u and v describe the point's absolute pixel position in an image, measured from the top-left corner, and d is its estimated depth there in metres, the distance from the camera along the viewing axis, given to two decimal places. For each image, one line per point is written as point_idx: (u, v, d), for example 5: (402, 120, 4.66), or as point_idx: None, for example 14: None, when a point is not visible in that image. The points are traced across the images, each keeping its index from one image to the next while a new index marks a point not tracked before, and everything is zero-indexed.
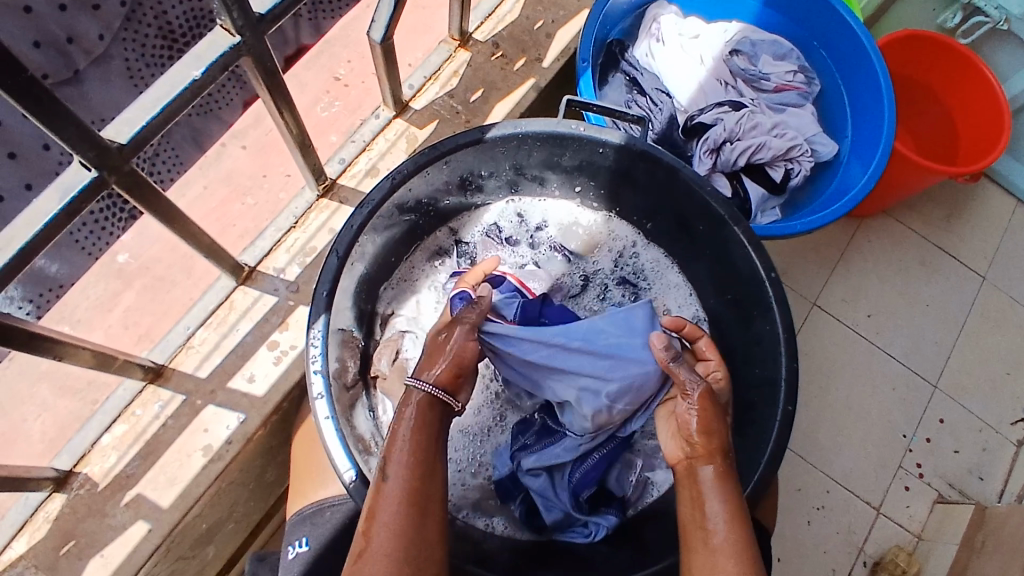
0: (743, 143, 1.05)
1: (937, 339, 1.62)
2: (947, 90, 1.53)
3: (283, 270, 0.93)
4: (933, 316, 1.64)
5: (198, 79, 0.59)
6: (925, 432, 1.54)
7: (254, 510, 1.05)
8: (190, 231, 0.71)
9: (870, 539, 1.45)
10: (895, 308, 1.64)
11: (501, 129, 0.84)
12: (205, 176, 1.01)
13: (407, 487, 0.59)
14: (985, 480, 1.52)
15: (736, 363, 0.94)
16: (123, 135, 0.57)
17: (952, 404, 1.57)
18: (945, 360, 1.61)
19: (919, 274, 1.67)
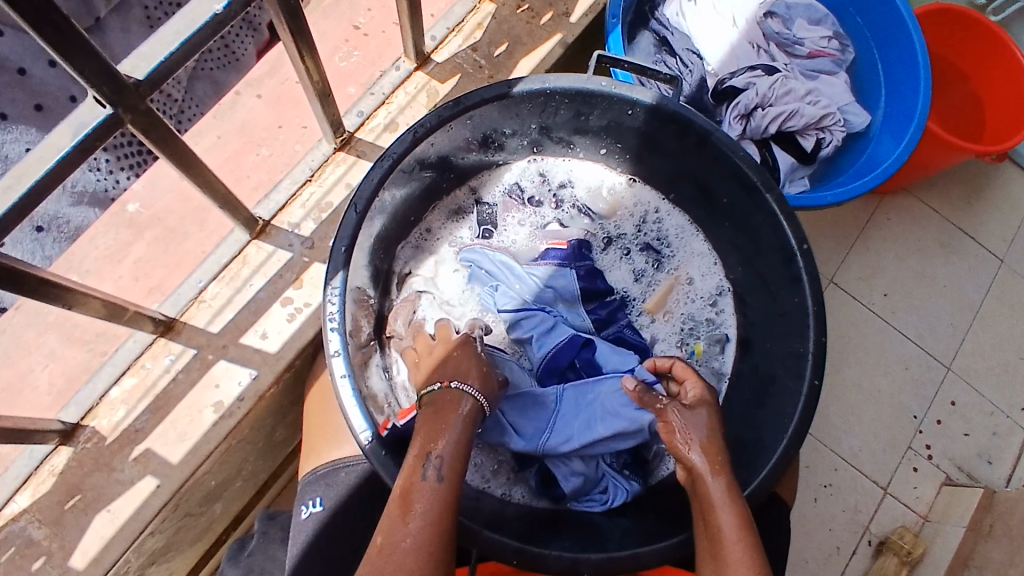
0: (775, 109, 1.01)
1: (952, 321, 1.60)
2: (971, 66, 1.47)
3: (298, 225, 0.90)
4: (949, 298, 1.62)
5: (220, 14, 0.56)
6: (935, 415, 1.52)
7: (262, 469, 1.04)
8: (205, 178, 0.68)
9: (876, 519, 1.44)
10: (912, 288, 1.61)
11: (528, 83, 0.81)
12: (219, 125, 0.97)
13: (444, 486, 0.61)
14: (994, 464, 1.51)
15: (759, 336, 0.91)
16: (140, 71, 0.54)
17: (965, 387, 1.56)
18: (960, 343, 1.59)
19: (938, 255, 1.65)
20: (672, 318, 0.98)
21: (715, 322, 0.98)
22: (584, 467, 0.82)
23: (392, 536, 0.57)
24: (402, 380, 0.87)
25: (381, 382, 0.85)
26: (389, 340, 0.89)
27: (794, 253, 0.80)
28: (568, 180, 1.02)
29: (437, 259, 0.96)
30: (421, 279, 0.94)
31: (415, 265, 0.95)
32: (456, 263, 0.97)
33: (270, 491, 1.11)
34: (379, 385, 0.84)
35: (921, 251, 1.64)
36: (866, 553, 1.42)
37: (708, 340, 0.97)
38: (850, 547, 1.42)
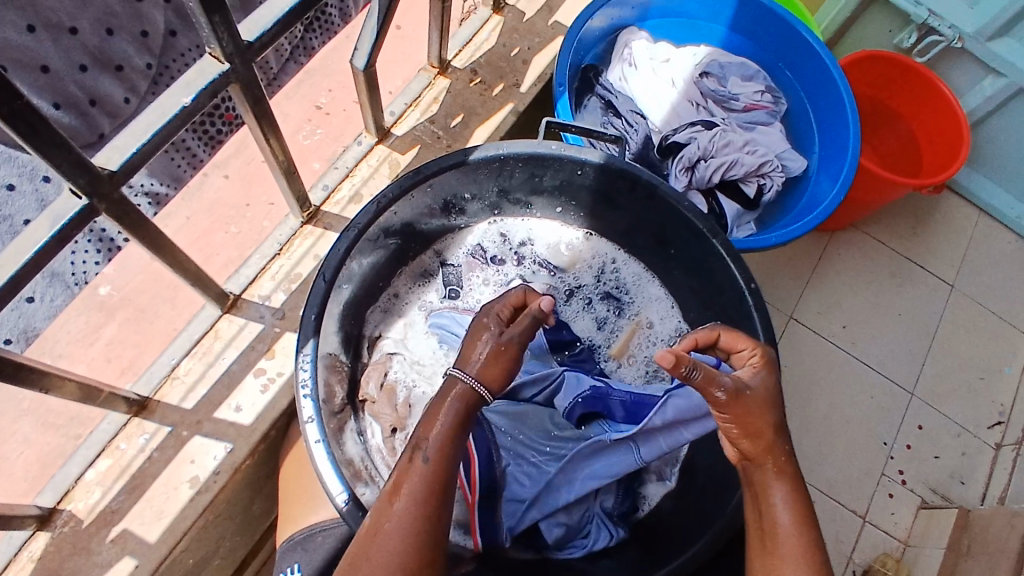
0: (717, 161, 1.08)
1: (910, 347, 1.66)
2: (906, 107, 1.58)
3: (268, 297, 0.93)
4: (906, 325, 1.69)
5: (187, 105, 0.61)
6: (905, 439, 1.57)
7: (240, 545, 1.03)
8: (177, 258, 0.71)
9: (859, 548, 1.45)
10: (869, 318, 1.68)
11: (483, 151, 0.87)
12: (188, 206, 1.01)
13: (435, 470, 0.59)
14: (967, 484, 1.54)
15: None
16: (113, 162, 0.57)
17: (930, 411, 1.61)
18: (920, 368, 1.65)
19: (890, 285, 1.72)
20: (636, 362, 1.00)
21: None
22: (567, 517, 0.83)
23: (383, 522, 0.56)
24: (377, 442, 0.88)
25: (357, 446, 0.85)
26: (363, 404, 0.91)
27: (743, 293, 0.85)
28: (528, 237, 1.07)
29: (404, 322, 0.99)
30: (390, 342, 0.97)
31: (385, 328, 0.97)
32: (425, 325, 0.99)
33: (249, 566, 1.09)
34: (355, 448, 0.84)
35: (874, 282, 1.72)
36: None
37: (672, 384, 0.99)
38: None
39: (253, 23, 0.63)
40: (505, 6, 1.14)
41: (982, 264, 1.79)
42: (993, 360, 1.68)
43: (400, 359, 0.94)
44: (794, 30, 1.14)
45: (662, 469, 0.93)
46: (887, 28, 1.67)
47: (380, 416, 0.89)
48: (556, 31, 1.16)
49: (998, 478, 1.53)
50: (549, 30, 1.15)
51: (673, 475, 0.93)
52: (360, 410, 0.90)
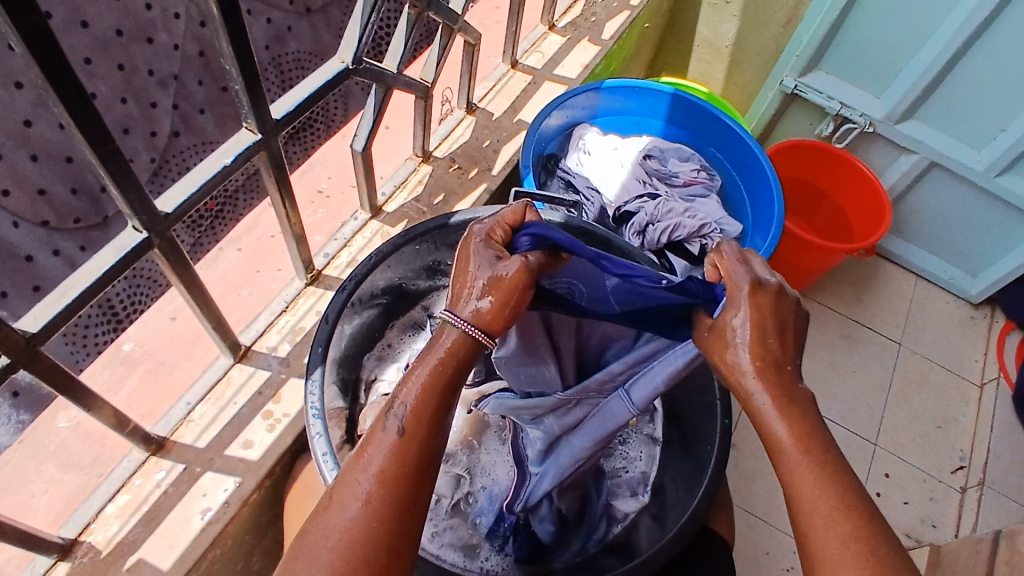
0: (663, 224, 1.27)
1: (867, 400, 1.79)
2: (832, 187, 1.81)
3: (275, 348, 1.05)
4: (861, 380, 1.82)
5: (227, 165, 0.77)
6: (874, 487, 1.64)
7: None
8: (206, 298, 0.84)
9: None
10: (826, 375, 1.81)
11: (465, 215, 1.03)
12: (205, 275, 1.15)
13: (401, 439, 0.62)
14: (938, 527, 1.60)
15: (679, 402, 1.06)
16: (169, 204, 0.72)
17: (894, 459, 1.70)
18: (880, 420, 1.76)
19: (842, 345, 1.88)
20: None
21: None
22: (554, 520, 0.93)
23: (344, 492, 0.60)
24: None
25: None
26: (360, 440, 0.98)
27: None
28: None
29: (397, 368, 1.10)
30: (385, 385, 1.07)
31: (380, 371, 1.09)
32: None
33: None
34: None
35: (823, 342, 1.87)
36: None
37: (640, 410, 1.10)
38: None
39: (283, 104, 0.82)
40: (477, 109, 1.37)
41: (923, 323, 1.96)
42: (946, 409, 1.80)
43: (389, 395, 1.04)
44: (719, 120, 1.37)
45: (635, 487, 1.02)
46: (807, 123, 1.94)
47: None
48: (521, 126, 1.38)
49: (966, 519, 1.60)
50: (514, 126, 1.37)
51: (646, 492, 1.01)
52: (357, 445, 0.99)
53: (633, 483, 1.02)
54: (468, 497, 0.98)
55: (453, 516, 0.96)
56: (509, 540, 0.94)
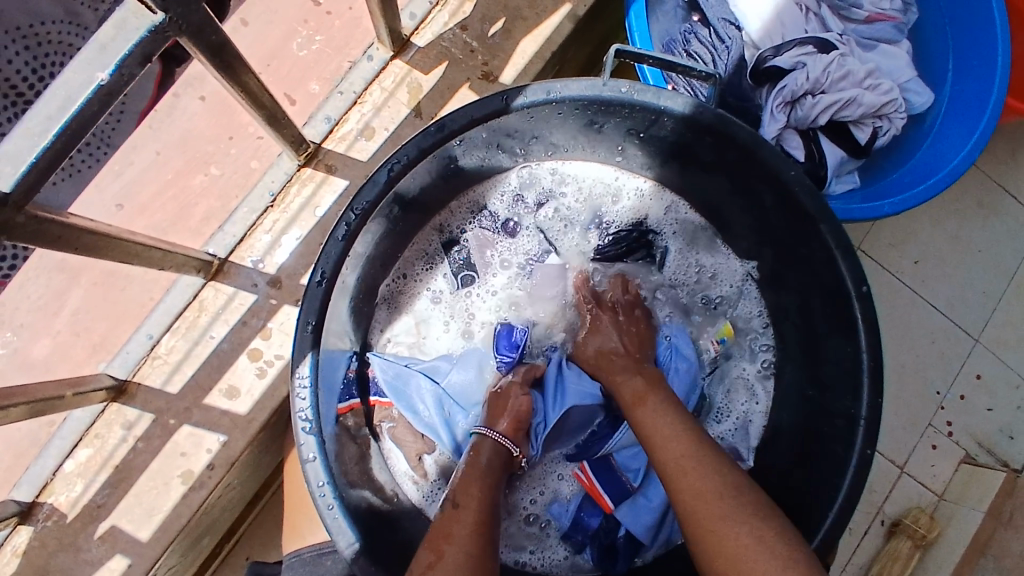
0: (829, 97, 0.84)
1: (982, 284, 1.13)
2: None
3: (261, 260, 0.76)
4: (984, 266, 1.13)
5: (106, 82, 0.41)
6: (959, 386, 1.10)
7: (248, 486, 0.88)
8: (127, 249, 0.56)
9: (889, 498, 1.07)
10: (949, 253, 1.13)
11: (530, 95, 0.64)
12: (158, 138, 0.83)
13: (481, 518, 0.60)
14: (1017, 439, 1.10)
15: (795, 362, 0.79)
16: (4, 178, 0.41)
17: (994, 361, 1.12)
18: (990, 315, 1.13)
19: (971, 212, 1.15)
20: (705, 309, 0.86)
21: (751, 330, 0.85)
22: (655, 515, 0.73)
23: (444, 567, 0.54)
24: (402, 466, 0.77)
25: (382, 471, 0.75)
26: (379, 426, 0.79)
27: (849, 297, 0.65)
28: (568, 184, 0.86)
29: (412, 318, 0.84)
30: (401, 347, 0.83)
31: (389, 328, 0.83)
32: (439, 318, 0.85)
33: (223, 549, 0.94)
34: (381, 473, 0.75)
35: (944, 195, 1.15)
36: (878, 534, 1.06)
37: (746, 330, 0.85)
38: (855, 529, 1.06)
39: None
40: None
41: None
42: None
43: (409, 366, 0.79)
44: None
45: (739, 447, 0.82)
46: None
47: (403, 443, 0.77)
48: None
49: None
50: None
51: (752, 454, 0.82)
52: (379, 430, 0.78)
53: (736, 433, 0.83)
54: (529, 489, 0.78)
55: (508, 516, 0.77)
56: (588, 547, 0.75)
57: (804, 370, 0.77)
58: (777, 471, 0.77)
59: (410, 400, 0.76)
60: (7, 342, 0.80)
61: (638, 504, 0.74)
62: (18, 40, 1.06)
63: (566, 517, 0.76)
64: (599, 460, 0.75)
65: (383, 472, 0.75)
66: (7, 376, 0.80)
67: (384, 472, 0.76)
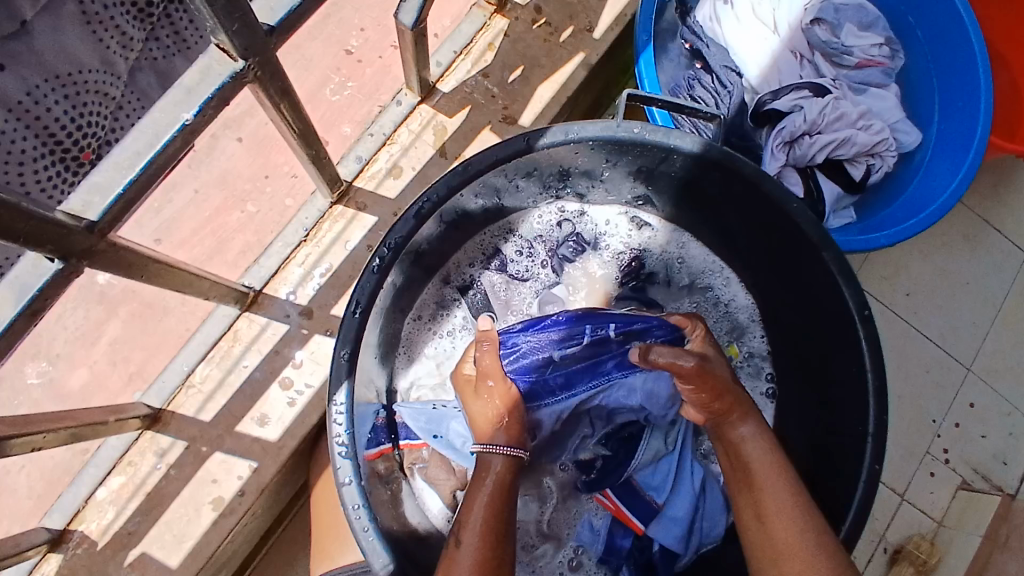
0: (826, 137, 0.90)
1: (971, 316, 1.18)
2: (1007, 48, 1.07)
3: (294, 292, 0.80)
4: (972, 299, 1.19)
5: (190, 121, 0.45)
6: (955, 415, 1.14)
7: (268, 515, 0.89)
8: (184, 278, 0.59)
9: (891, 526, 1.09)
10: (937, 285, 1.19)
11: (552, 136, 0.68)
12: (196, 176, 0.87)
13: (482, 555, 0.56)
14: (1010, 465, 1.13)
15: (799, 383, 0.84)
16: (93, 209, 0.44)
17: (988, 391, 1.16)
18: (980, 344, 1.17)
19: (956, 247, 1.20)
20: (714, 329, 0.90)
21: (757, 352, 0.90)
22: (685, 521, 0.74)
23: None
24: (432, 503, 0.79)
25: (415, 508, 0.77)
26: (411, 466, 0.80)
27: (854, 322, 0.69)
28: (574, 224, 0.92)
29: (430, 360, 0.86)
30: (424, 390, 0.85)
31: (410, 366, 0.86)
32: (460, 354, 0.87)
33: None
34: (413, 509, 0.77)
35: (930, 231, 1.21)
36: (881, 562, 1.08)
37: (749, 350, 0.90)
38: (859, 556, 1.08)
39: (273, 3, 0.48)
40: None
41: None
42: None
43: (438, 408, 0.80)
44: None
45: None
46: None
47: (436, 483, 0.78)
48: None
49: None
50: None
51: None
52: (410, 472, 0.80)
53: None
54: (559, 518, 0.79)
55: (547, 540, 0.79)
56: (625, 567, 0.76)
57: (809, 390, 0.81)
58: None
59: (446, 438, 0.77)
60: (43, 372, 0.83)
61: (667, 519, 0.74)
62: (57, 87, 1.05)
63: (599, 541, 0.77)
64: (621, 484, 0.76)
65: (416, 512, 0.77)
66: (43, 406, 0.82)
67: (419, 512, 0.78)
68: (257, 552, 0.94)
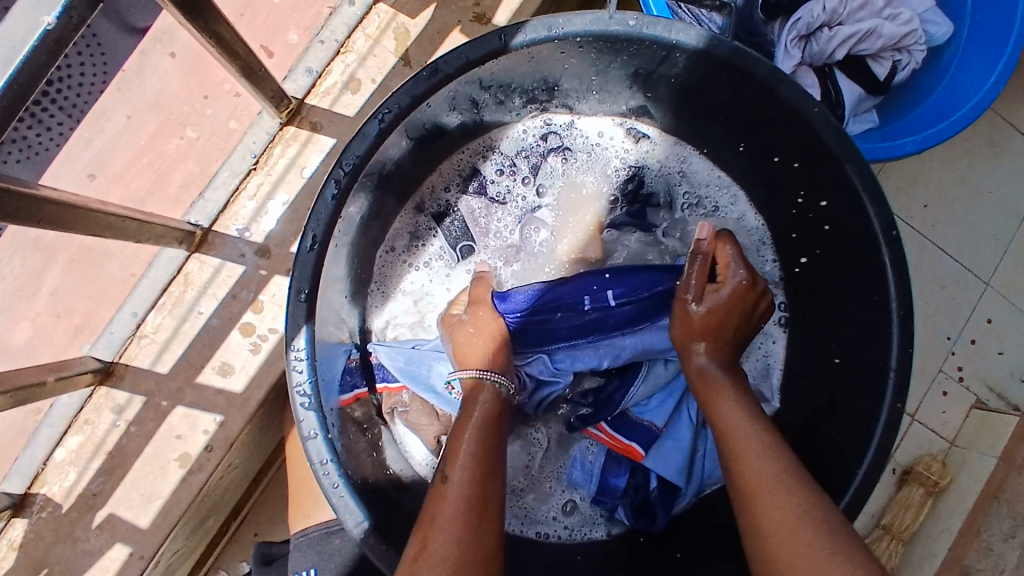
0: (847, 28, 0.79)
1: (992, 226, 1.09)
2: None
3: (247, 228, 0.71)
4: (998, 208, 1.09)
5: (54, 27, 0.38)
6: (972, 331, 1.06)
7: (253, 460, 0.83)
8: (99, 220, 0.51)
9: (900, 446, 1.04)
10: (959, 194, 1.09)
11: (530, 33, 0.57)
12: (127, 102, 0.80)
13: (473, 487, 0.50)
14: None
15: (810, 311, 0.76)
16: None
17: (1009, 306, 1.08)
18: (999, 258, 1.08)
19: (982, 153, 1.10)
20: None
21: (768, 277, 0.82)
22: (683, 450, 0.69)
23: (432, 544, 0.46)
24: (412, 450, 0.73)
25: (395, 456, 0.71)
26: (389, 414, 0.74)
27: (878, 242, 0.61)
28: (562, 141, 0.82)
29: (407, 297, 0.79)
30: (401, 329, 0.78)
31: (386, 302, 0.78)
32: (439, 279, 0.80)
33: (231, 526, 0.88)
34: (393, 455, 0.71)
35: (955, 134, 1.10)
36: (889, 483, 1.04)
37: (761, 279, 0.81)
38: None
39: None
40: None
41: None
42: None
43: (416, 347, 0.73)
44: None
45: (760, 386, 0.80)
46: None
47: (418, 428, 0.72)
48: None
49: None
50: None
51: (775, 393, 0.80)
52: (390, 418, 0.73)
53: (754, 377, 0.80)
54: (550, 457, 0.74)
55: (535, 486, 0.73)
56: (620, 508, 0.71)
57: (823, 317, 0.74)
58: (798, 423, 0.74)
59: (427, 382, 0.72)
60: None
61: (665, 449, 0.69)
62: None
63: (592, 481, 0.71)
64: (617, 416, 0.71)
65: (397, 459, 0.71)
66: None
67: (400, 460, 0.72)
68: (249, 497, 0.88)
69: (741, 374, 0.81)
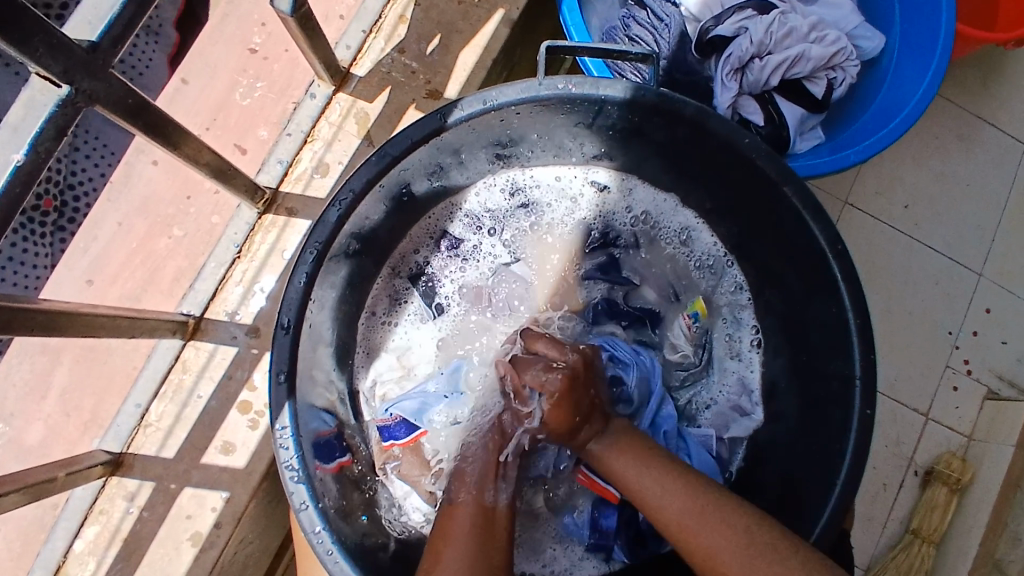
0: (777, 57, 0.84)
1: (972, 218, 1.09)
2: None
3: (236, 312, 0.76)
4: (976, 200, 1.10)
5: (23, 162, 0.44)
6: (973, 324, 1.06)
7: (272, 534, 0.84)
8: (90, 322, 0.56)
9: (919, 448, 1.03)
10: (937, 193, 1.09)
11: (467, 108, 0.62)
12: (117, 209, 0.88)
13: (475, 510, 0.58)
14: None
15: (777, 327, 0.79)
16: None
17: (1006, 296, 1.08)
18: (986, 248, 1.09)
19: (953, 151, 1.11)
20: (688, 283, 0.86)
21: (737, 300, 0.84)
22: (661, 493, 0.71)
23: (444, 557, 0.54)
24: (409, 504, 0.75)
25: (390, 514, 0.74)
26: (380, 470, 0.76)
27: (825, 255, 0.64)
28: (523, 193, 0.86)
29: (391, 355, 0.83)
30: (389, 385, 0.81)
31: (373, 367, 0.82)
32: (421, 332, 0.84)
33: None
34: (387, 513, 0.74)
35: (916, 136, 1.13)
36: (913, 485, 1.02)
37: (721, 304, 0.85)
38: (889, 484, 1.02)
39: (89, 16, 0.47)
40: None
41: None
42: None
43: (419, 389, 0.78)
44: None
45: (740, 402, 0.82)
46: None
47: (411, 480, 0.75)
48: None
49: None
50: None
51: (757, 406, 0.81)
52: (384, 474, 0.76)
53: (734, 399, 0.83)
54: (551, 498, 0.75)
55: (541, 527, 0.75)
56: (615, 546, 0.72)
57: (793, 332, 0.76)
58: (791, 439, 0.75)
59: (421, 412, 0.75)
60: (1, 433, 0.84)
61: None
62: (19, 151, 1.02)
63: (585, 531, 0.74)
64: None
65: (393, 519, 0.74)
66: (9, 466, 0.83)
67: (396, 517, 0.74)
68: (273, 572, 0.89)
69: (715, 395, 0.84)
